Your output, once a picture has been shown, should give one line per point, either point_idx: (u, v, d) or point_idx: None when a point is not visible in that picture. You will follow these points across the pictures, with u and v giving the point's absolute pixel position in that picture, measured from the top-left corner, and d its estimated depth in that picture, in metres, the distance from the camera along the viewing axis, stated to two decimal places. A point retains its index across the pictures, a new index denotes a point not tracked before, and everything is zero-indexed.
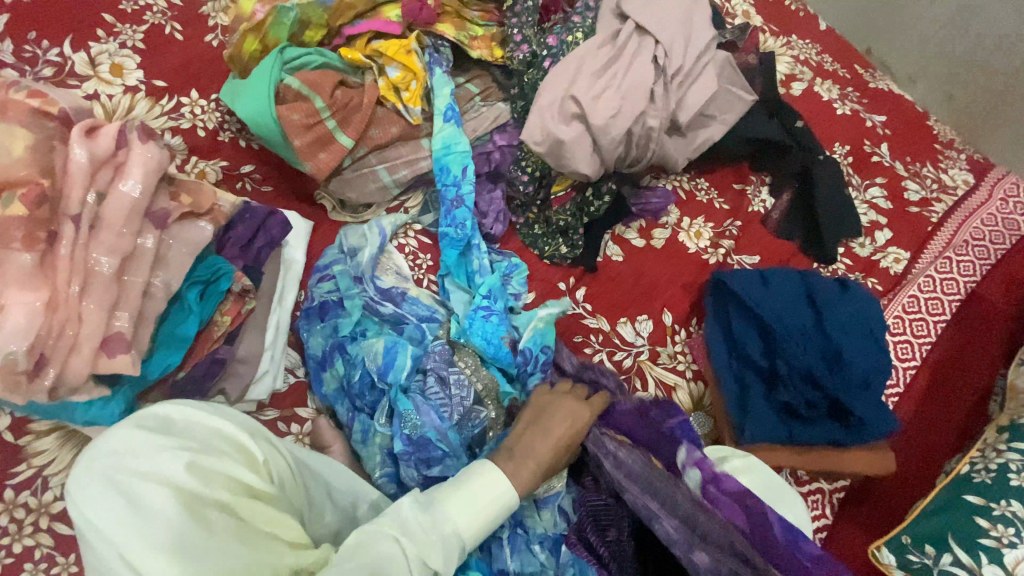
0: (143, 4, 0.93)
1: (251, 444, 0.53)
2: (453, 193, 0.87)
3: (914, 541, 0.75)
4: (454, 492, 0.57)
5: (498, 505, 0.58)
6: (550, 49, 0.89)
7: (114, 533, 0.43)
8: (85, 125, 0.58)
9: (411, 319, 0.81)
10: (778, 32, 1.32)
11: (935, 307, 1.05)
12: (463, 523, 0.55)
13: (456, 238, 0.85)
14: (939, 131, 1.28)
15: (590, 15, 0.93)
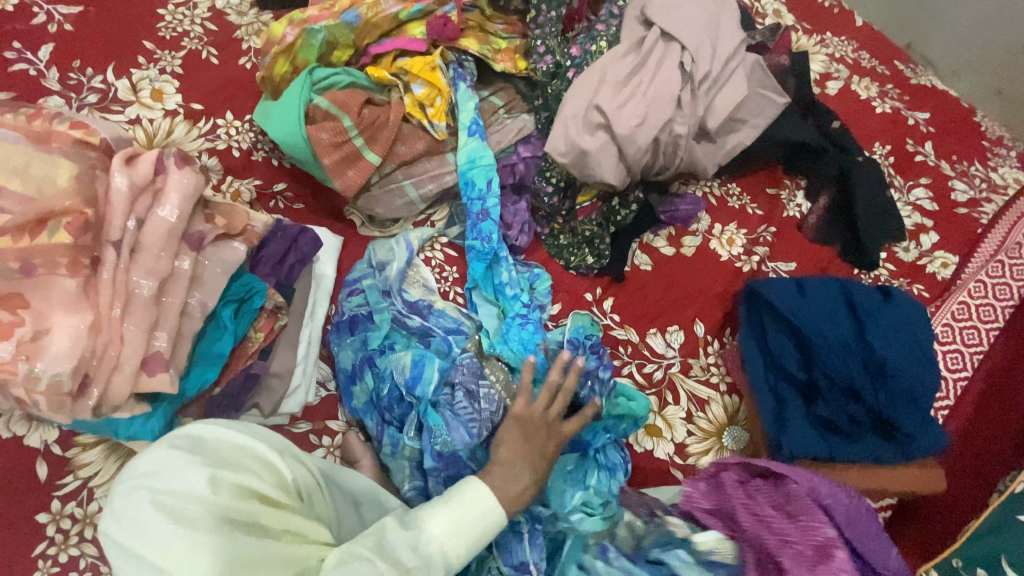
0: (180, 31, 0.98)
1: (280, 458, 0.56)
2: (478, 206, 0.87)
3: (965, 564, 0.72)
4: (440, 509, 0.57)
5: (482, 523, 0.58)
6: (574, 59, 0.89)
7: (158, 549, 0.44)
8: (125, 154, 0.61)
9: (438, 332, 0.82)
10: (811, 29, 1.27)
11: (987, 314, 1.00)
12: (448, 542, 0.55)
13: (483, 250, 0.85)
14: (987, 127, 1.22)
15: (614, 22, 0.92)
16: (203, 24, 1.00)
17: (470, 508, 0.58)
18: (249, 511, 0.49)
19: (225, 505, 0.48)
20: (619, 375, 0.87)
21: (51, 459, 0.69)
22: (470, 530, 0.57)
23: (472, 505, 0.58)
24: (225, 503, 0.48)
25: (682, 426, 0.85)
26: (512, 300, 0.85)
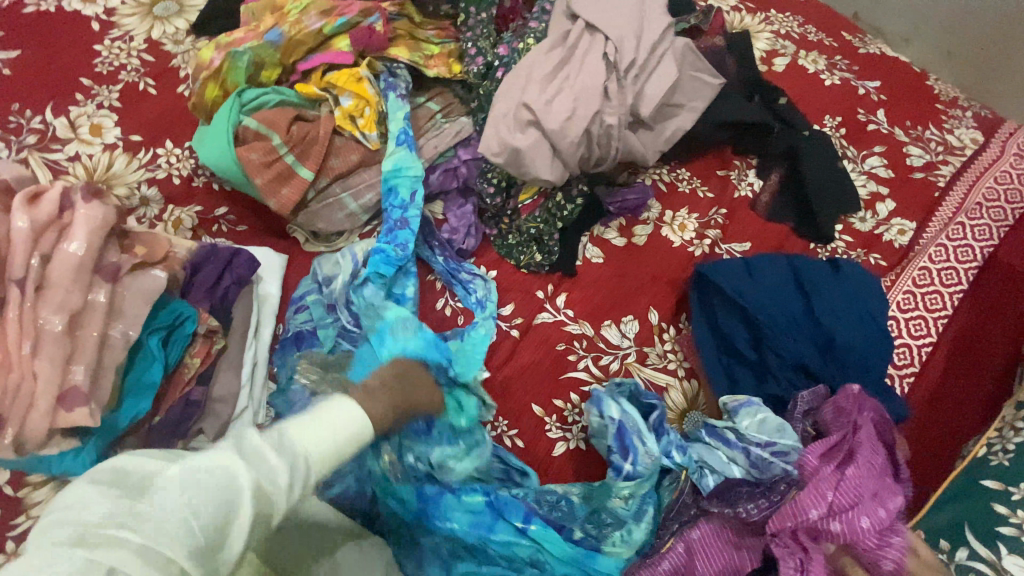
0: (117, 65, 0.99)
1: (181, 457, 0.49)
2: (399, 214, 0.87)
3: (928, 537, 0.70)
4: (305, 426, 0.51)
5: (352, 432, 0.53)
6: (502, 59, 0.89)
7: None
8: (28, 194, 0.63)
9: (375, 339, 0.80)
10: (755, 8, 1.27)
11: (950, 277, 0.99)
12: (312, 447, 0.50)
13: (393, 257, 0.84)
14: (940, 90, 1.21)
15: (546, 18, 0.92)
16: (140, 56, 1.00)
17: (343, 419, 0.53)
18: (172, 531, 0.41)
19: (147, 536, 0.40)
20: (575, 370, 0.86)
21: (3, 500, 0.69)
22: (338, 437, 0.52)
23: (336, 417, 0.52)
24: (143, 535, 0.40)
25: None
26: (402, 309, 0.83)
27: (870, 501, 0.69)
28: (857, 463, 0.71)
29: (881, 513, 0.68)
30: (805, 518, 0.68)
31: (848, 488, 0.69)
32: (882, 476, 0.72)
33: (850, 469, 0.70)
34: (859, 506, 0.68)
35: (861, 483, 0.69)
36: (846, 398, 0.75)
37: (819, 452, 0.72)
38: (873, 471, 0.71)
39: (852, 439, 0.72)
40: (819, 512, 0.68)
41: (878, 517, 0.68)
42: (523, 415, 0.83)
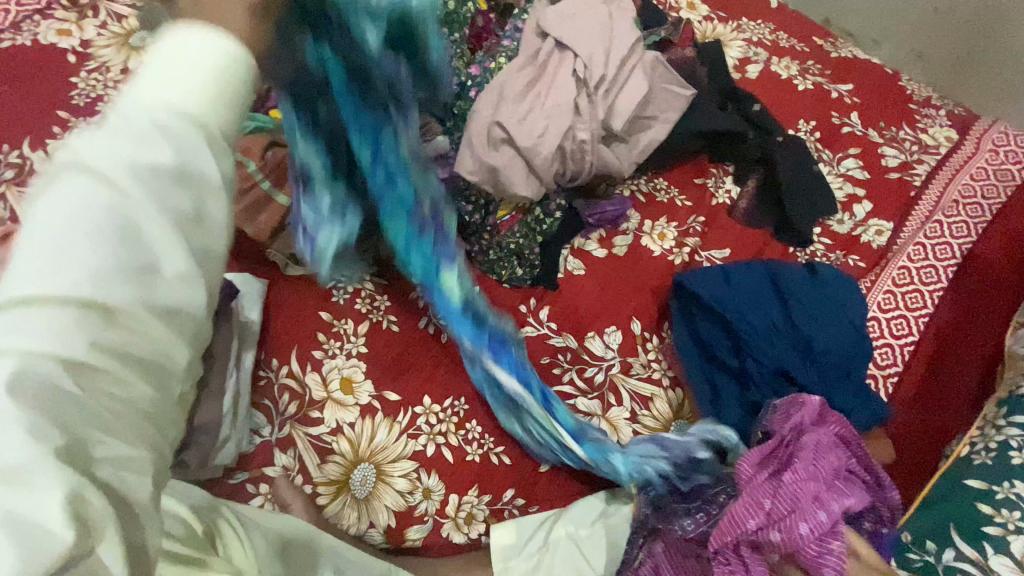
0: (94, 97, 0.99)
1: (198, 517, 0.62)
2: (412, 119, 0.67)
3: (914, 538, 0.70)
4: (148, 76, 0.36)
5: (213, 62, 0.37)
6: (474, 79, 0.90)
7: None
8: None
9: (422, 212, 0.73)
10: (727, 17, 1.29)
11: (929, 275, 1.00)
12: (173, 93, 0.35)
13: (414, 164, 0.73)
14: (913, 90, 1.23)
15: (517, 36, 0.94)
16: (116, 86, 1.01)
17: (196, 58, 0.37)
18: (79, 277, 0.29)
19: (43, 290, 0.28)
20: (560, 384, 0.86)
21: None
22: (200, 76, 0.36)
23: (187, 52, 0.37)
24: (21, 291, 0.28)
25: (628, 426, 0.84)
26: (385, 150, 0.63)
27: (811, 506, 0.65)
28: (794, 468, 0.68)
29: (823, 518, 0.64)
30: (741, 530, 0.65)
31: (784, 495, 0.66)
32: (833, 480, 0.68)
33: (788, 475, 0.68)
34: (801, 514, 0.64)
35: (801, 485, 0.66)
36: (804, 411, 0.73)
37: (758, 460, 0.71)
38: (816, 475, 0.68)
39: (794, 446, 0.71)
40: (753, 523, 0.65)
41: (824, 521, 0.64)
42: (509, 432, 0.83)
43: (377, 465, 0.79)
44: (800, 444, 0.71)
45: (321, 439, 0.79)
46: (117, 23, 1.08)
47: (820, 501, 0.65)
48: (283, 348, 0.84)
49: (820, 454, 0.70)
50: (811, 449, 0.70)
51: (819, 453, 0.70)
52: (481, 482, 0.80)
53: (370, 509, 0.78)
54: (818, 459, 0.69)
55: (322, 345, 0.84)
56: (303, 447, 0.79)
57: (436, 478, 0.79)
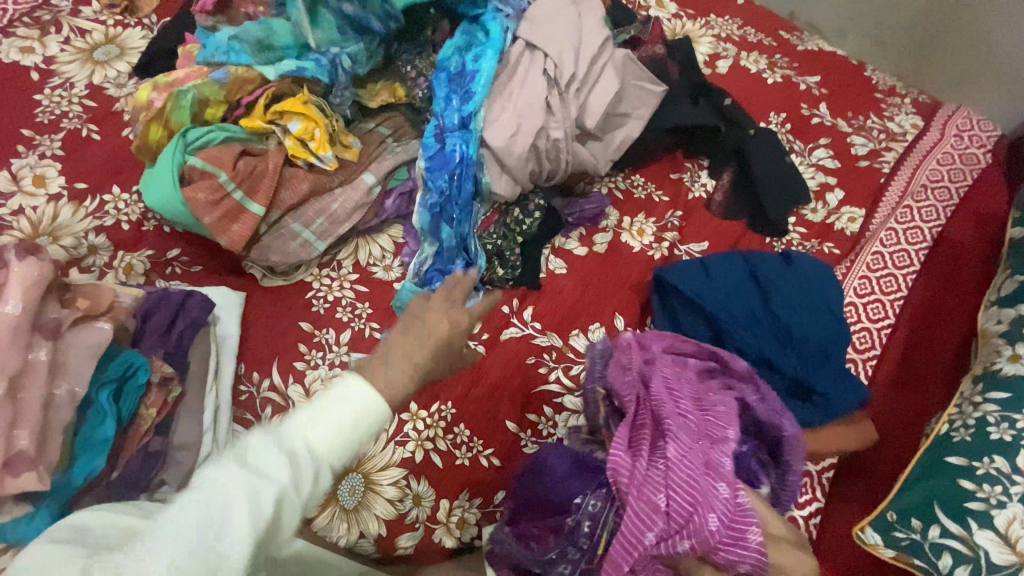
0: (58, 113, 0.97)
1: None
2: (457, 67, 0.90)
3: (900, 516, 0.70)
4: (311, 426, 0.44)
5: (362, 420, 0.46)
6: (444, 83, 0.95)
7: None
8: None
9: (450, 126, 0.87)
10: (695, 14, 1.31)
11: (902, 259, 1.03)
12: (319, 439, 0.44)
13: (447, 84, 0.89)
14: (878, 80, 1.26)
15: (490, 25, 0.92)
16: (81, 102, 0.99)
17: (349, 402, 0.45)
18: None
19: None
20: (547, 383, 0.86)
21: None
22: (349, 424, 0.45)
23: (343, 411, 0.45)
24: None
25: None
26: (445, 104, 0.88)
27: (707, 487, 0.64)
28: (671, 445, 0.67)
29: (723, 494, 0.64)
30: (643, 546, 0.63)
31: (677, 486, 0.64)
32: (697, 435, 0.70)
33: (669, 453, 0.66)
34: (700, 503, 0.63)
35: (686, 463, 0.66)
36: (630, 352, 0.76)
37: (626, 441, 0.70)
38: (690, 441, 0.68)
39: (651, 402, 0.71)
40: (656, 533, 0.63)
41: (725, 494, 0.64)
42: (498, 433, 0.82)
43: (365, 474, 0.78)
44: (659, 405, 0.71)
45: None
46: (80, 38, 1.05)
47: (714, 475, 0.66)
48: (263, 362, 0.82)
49: (674, 396, 0.72)
50: (674, 395, 0.72)
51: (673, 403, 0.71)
52: (471, 485, 0.79)
53: (359, 518, 0.76)
54: (681, 414, 0.71)
55: (304, 356, 0.82)
56: None
57: (426, 484, 0.79)
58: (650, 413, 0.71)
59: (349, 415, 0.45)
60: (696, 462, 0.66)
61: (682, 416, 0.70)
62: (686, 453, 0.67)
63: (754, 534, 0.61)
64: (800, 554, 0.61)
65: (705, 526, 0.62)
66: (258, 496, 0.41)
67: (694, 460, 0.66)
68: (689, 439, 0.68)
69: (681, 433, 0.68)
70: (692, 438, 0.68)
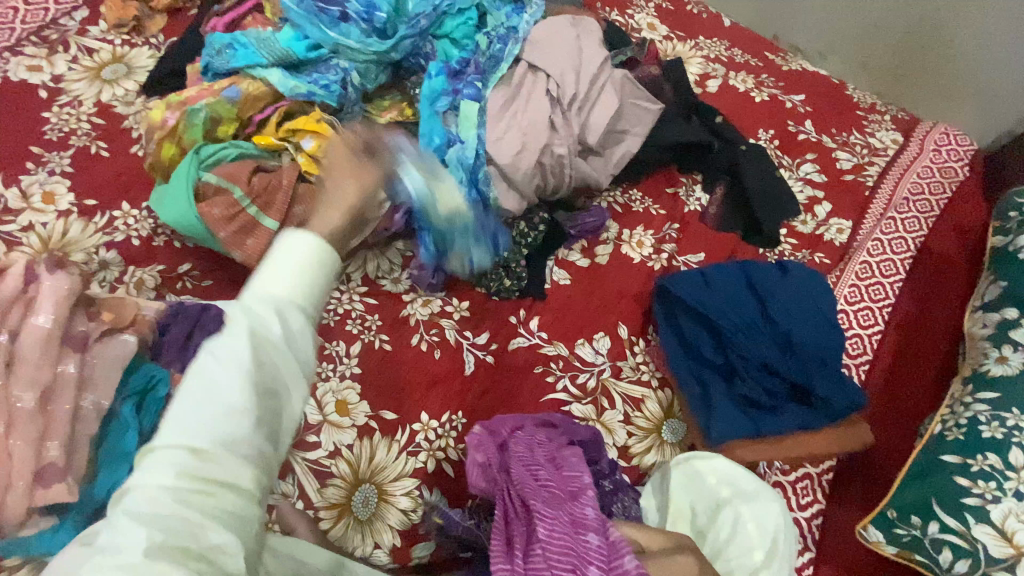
0: (67, 131, 0.98)
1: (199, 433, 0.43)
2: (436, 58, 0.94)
3: (900, 514, 0.73)
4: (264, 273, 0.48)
5: (303, 257, 0.48)
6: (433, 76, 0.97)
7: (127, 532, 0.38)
8: None
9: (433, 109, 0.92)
10: (685, 36, 1.36)
11: (889, 268, 1.07)
12: (279, 286, 0.47)
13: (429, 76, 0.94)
14: (859, 99, 1.32)
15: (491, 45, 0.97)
16: (90, 120, 1.00)
17: (295, 257, 0.48)
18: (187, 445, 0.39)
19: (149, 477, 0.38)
20: (554, 391, 0.88)
21: None
22: (295, 271, 0.48)
23: (284, 258, 0.48)
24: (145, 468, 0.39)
25: (622, 428, 0.87)
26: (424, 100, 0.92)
27: (579, 543, 0.59)
28: (539, 523, 0.62)
29: (595, 540, 0.59)
30: None
31: (556, 555, 0.58)
32: (561, 501, 0.67)
33: (539, 532, 0.61)
34: (579, 566, 0.57)
35: (556, 531, 0.61)
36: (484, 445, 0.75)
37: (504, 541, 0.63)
38: (552, 506, 0.65)
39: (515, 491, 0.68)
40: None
41: (595, 536, 0.59)
42: None
43: (379, 485, 0.79)
44: (520, 490, 0.68)
45: (319, 462, 0.78)
46: (88, 57, 1.07)
47: (583, 523, 0.61)
48: None
49: (529, 468, 0.71)
50: (530, 471, 0.70)
51: (530, 480, 0.69)
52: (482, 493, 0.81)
53: (374, 529, 0.77)
54: (541, 484, 0.68)
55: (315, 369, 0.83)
56: (302, 471, 0.77)
57: (438, 494, 0.80)
58: (518, 499, 0.68)
59: (300, 265, 0.48)
60: (564, 521, 0.62)
61: (541, 490, 0.67)
62: (555, 519, 0.62)
63: (633, 572, 0.56)
64: (673, 556, 0.58)
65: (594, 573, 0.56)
66: (242, 339, 0.43)
67: (565, 519, 0.62)
68: (547, 504, 0.65)
69: (541, 503, 0.65)
70: (555, 503, 0.65)
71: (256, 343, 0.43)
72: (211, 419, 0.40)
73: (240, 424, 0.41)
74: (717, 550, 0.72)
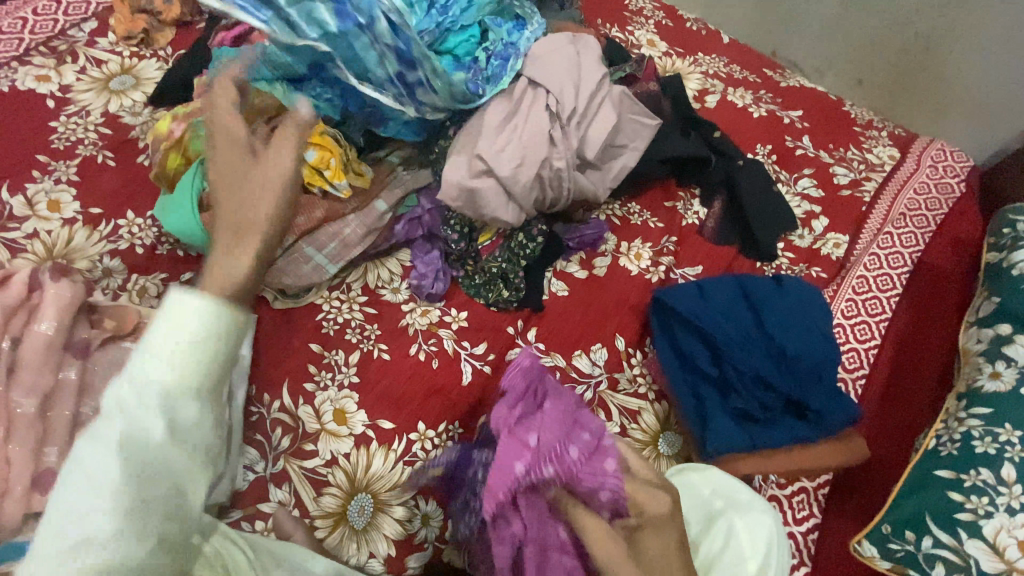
0: (74, 140, 1.00)
1: None
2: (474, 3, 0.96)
3: (894, 529, 0.73)
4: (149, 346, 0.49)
5: (182, 333, 0.49)
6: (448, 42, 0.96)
7: None
8: None
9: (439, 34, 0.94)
10: (684, 52, 1.38)
11: (885, 283, 1.08)
12: (156, 369, 0.48)
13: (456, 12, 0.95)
14: (856, 115, 1.34)
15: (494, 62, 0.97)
16: (97, 130, 1.02)
17: (176, 327, 0.49)
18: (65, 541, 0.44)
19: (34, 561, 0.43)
20: None
21: None
22: (179, 347, 0.49)
23: (168, 333, 0.49)
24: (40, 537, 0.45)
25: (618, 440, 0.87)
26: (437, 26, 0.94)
27: (574, 434, 0.73)
28: (549, 402, 0.75)
29: (575, 453, 0.71)
30: (511, 476, 0.69)
31: (551, 430, 0.72)
32: (574, 406, 0.77)
33: (546, 408, 0.74)
34: (566, 441, 0.72)
35: (562, 416, 0.74)
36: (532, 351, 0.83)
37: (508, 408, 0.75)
38: (569, 403, 0.76)
39: (540, 384, 0.78)
40: (524, 464, 0.69)
41: (578, 451, 0.71)
42: None
43: (374, 495, 0.79)
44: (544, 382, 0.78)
45: (316, 471, 0.79)
46: (97, 68, 1.09)
47: (584, 423, 0.74)
48: (274, 383, 0.83)
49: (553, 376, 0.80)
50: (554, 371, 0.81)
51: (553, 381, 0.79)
52: None
53: (369, 539, 0.77)
54: (559, 387, 0.79)
55: (313, 377, 0.84)
56: (298, 480, 0.78)
57: (435, 504, 0.80)
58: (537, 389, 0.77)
59: (181, 345, 0.49)
60: (571, 414, 0.75)
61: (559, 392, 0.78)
62: (561, 410, 0.74)
63: (610, 474, 0.69)
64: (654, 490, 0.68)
65: (572, 460, 0.71)
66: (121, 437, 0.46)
67: (569, 412, 0.75)
68: (560, 399, 0.76)
69: (555, 399, 0.76)
70: (568, 402, 0.76)
71: (126, 445, 0.46)
72: (80, 526, 0.44)
73: (106, 518, 0.45)
74: (709, 562, 0.69)
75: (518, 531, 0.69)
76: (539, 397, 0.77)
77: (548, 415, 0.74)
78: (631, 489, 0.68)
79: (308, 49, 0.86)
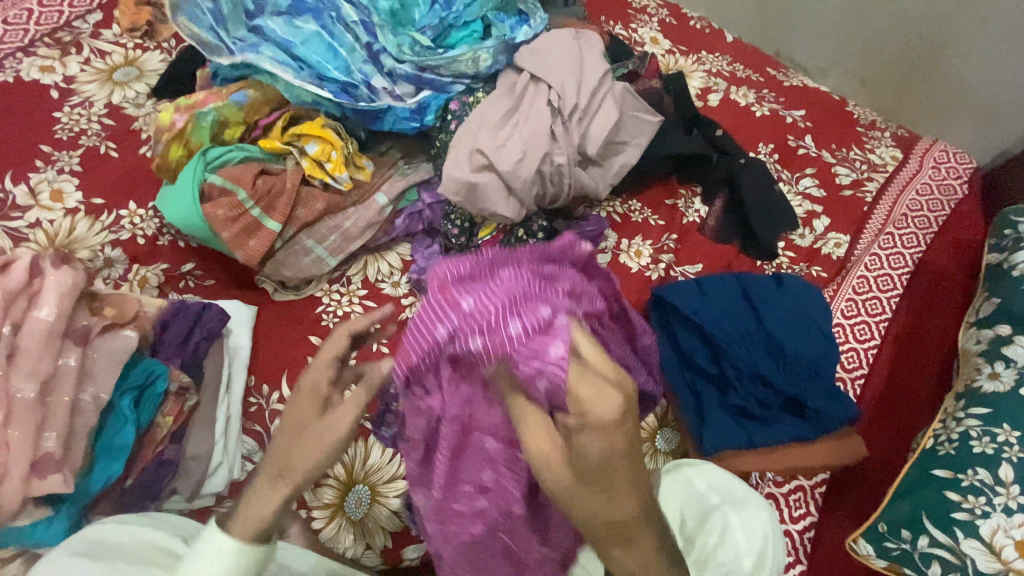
0: (77, 130, 1.00)
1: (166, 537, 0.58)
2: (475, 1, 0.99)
3: (890, 527, 0.73)
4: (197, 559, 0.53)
5: None
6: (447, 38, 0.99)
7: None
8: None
9: (437, 29, 0.98)
10: (688, 50, 1.38)
11: (885, 283, 1.08)
12: None
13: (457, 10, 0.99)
14: (859, 115, 1.33)
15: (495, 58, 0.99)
16: (100, 121, 1.02)
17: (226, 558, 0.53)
18: None
19: None
20: None
21: None
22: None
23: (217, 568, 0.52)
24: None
25: None
26: (437, 22, 0.98)
27: (528, 309, 0.69)
28: (505, 272, 0.73)
29: (519, 330, 0.68)
30: (433, 339, 0.69)
31: (492, 302, 0.70)
32: (536, 283, 0.73)
33: (500, 279, 0.72)
34: (508, 314, 0.69)
35: (516, 291, 0.71)
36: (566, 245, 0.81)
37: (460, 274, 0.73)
38: (531, 279, 0.73)
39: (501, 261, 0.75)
40: (448, 328, 0.69)
41: (521, 327, 0.68)
42: None
43: (372, 487, 0.79)
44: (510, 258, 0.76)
45: None
46: (101, 60, 1.09)
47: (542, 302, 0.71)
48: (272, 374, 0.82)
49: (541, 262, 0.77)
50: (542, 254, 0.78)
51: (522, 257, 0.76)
52: None
53: (366, 530, 0.77)
54: (535, 269, 0.75)
55: None
56: None
57: None
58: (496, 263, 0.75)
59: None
60: (530, 292, 0.71)
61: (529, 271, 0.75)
62: (519, 285, 0.72)
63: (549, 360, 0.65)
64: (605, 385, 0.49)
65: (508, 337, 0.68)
66: None
67: (529, 291, 0.72)
68: (521, 276, 0.73)
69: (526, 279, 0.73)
70: (530, 279, 0.73)
71: None
72: None
73: None
74: (704, 558, 0.68)
75: (437, 404, 0.70)
76: (496, 269, 0.74)
77: (493, 291, 0.71)
78: (575, 379, 0.49)
79: (309, 40, 0.93)
